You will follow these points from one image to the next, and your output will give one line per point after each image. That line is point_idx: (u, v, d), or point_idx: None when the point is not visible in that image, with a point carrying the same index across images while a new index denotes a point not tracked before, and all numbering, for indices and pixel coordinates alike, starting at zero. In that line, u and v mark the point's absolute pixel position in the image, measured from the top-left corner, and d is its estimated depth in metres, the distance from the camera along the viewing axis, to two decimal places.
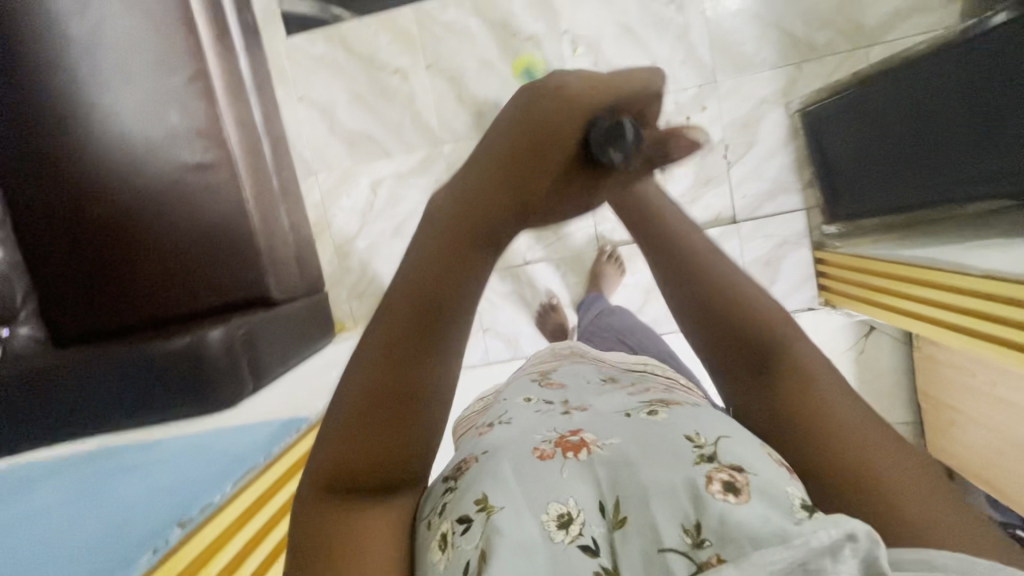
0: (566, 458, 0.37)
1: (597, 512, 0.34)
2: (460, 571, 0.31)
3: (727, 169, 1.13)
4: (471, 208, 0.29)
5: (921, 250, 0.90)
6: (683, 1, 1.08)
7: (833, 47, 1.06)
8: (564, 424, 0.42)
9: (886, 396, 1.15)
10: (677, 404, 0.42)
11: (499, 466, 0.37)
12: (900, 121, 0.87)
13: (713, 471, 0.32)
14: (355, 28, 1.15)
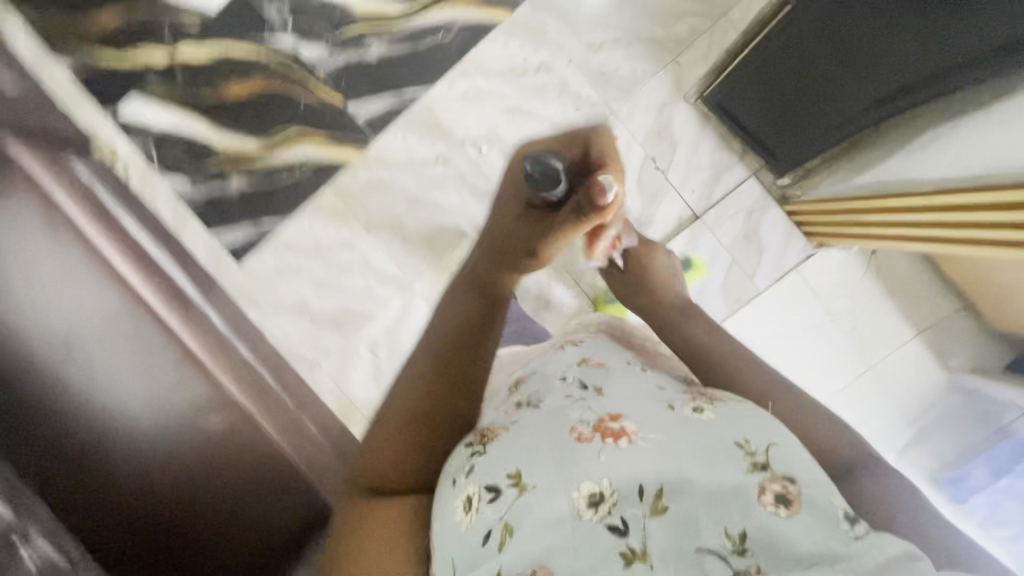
0: (607, 444, 0.48)
1: (634, 496, 0.45)
2: (485, 532, 0.47)
3: (665, 177, 1.15)
4: (499, 248, 0.61)
5: (883, 174, 0.91)
6: (549, 63, 1.14)
7: (698, 30, 1.11)
8: (603, 411, 0.52)
9: (916, 296, 1.16)
10: (721, 401, 0.53)
11: (537, 441, 0.50)
12: (789, 78, 0.91)
13: (766, 483, 0.44)
14: (291, 229, 1.23)
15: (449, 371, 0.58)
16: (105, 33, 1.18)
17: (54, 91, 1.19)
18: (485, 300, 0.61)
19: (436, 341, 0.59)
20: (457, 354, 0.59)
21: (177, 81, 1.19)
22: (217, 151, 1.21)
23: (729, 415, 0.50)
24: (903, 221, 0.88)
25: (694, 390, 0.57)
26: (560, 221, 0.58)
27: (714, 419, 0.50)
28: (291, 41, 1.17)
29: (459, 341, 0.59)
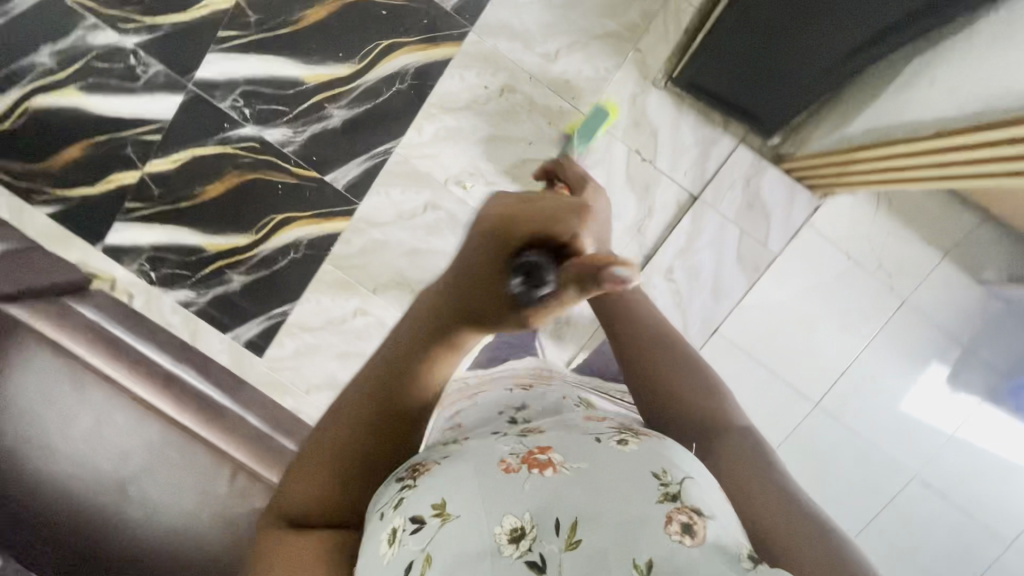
0: (531, 474, 0.41)
1: (553, 529, 0.38)
2: (404, 565, 0.38)
3: (654, 166, 1.13)
4: (444, 311, 0.46)
5: (890, 113, 0.90)
6: (511, 84, 1.12)
7: (649, 14, 1.09)
8: (535, 441, 0.45)
9: (935, 219, 1.14)
10: (645, 432, 0.45)
11: (462, 470, 0.42)
12: (765, 46, 0.89)
13: (674, 512, 0.38)
14: (301, 310, 1.23)
15: (387, 413, 0.47)
16: (74, 168, 1.19)
17: (44, 239, 1.21)
18: (438, 347, 0.47)
19: (378, 384, 0.47)
20: (399, 397, 0.47)
21: (155, 197, 1.20)
22: (211, 254, 1.21)
23: (659, 444, 0.43)
24: (925, 166, 0.84)
25: (626, 423, 0.49)
26: (550, 299, 0.42)
27: (637, 449, 0.43)
28: (254, 129, 1.16)
29: (402, 377, 0.47)
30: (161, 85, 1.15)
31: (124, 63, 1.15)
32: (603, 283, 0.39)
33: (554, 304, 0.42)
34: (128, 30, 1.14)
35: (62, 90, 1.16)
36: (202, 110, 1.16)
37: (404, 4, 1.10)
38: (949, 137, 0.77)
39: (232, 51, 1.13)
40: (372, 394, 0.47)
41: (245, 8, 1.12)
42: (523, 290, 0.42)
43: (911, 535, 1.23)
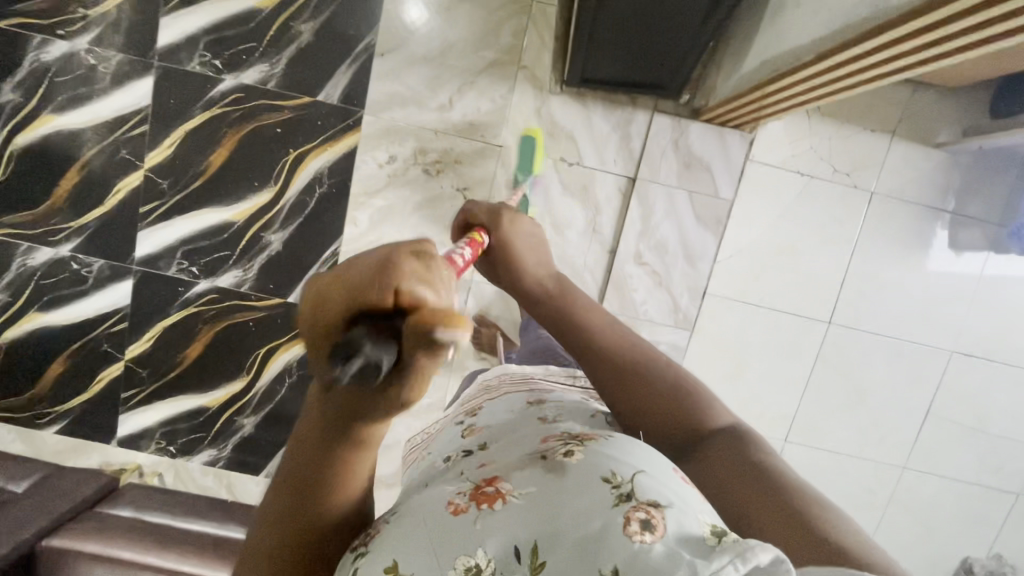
0: (480, 510, 0.39)
1: (515, 560, 0.36)
2: None
3: (582, 165, 1.13)
4: (324, 424, 0.32)
5: (769, 42, 0.87)
6: (421, 146, 1.13)
7: (520, 30, 1.09)
8: (482, 472, 0.43)
9: (869, 106, 1.12)
10: (592, 437, 0.44)
11: (411, 524, 0.39)
12: (629, 25, 0.89)
13: (632, 510, 0.36)
14: None
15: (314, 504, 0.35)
16: (63, 382, 1.23)
17: (64, 455, 1.26)
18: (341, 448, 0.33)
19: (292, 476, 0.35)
20: (321, 505, 0.35)
21: (145, 378, 1.23)
22: (215, 408, 1.24)
23: (606, 445, 0.42)
24: (819, 83, 0.81)
25: (573, 427, 0.47)
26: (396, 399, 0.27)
27: (584, 458, 0.41)
28: (207, 282, 1.18)
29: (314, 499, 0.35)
30: (108, 276, 1.19)
31: (69, 270, 1.18)
32: (440, 345, 0.24)
33: (400, 393, 0.26)
34: (59, 240, 1.17)
35: (22, 317, 1.20)
36: (154, 284, 1.19)
37: (293, 116, 1.12)
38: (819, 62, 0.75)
39: (157, 221, 1.16)
40: (289, 507, 0.35)
41: (153, 176, 1.14)
42: (346, 380, 0.24)
43: (966, 406, 1.22)
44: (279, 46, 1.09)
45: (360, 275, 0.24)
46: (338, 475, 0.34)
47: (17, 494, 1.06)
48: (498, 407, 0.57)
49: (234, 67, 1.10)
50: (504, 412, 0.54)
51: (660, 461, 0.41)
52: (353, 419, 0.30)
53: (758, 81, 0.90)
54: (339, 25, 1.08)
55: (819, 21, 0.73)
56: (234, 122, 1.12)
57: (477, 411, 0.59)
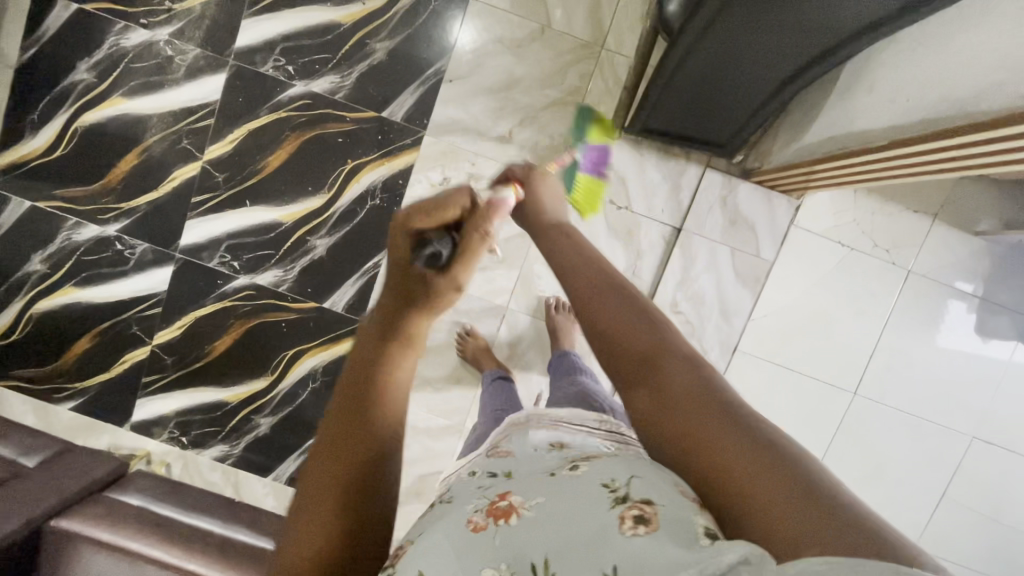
0: (497, 527, 0.41)
1: (528, 573, 0.37)
2: None
3: (631, 210, 1.15)
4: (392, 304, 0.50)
5: (833, 121, 0.90)
6: (475, 171, 1.16)
7: (586, 74, 1.12)
8: (497, 493, 0.45)
9: (914, 187, 1.15)
10: (598, 457, 0.46)
11: (435, 537, 0.42)
12: (702, 87, 0.93)
13: (626, 510, 0.37)
14: None
15: (360, 412, 0.44)
16: (87, 359, 1.23)
17: (74, 433, 1.24)
18: (396, 343, 0.49)
19: (346, 386, 0.46)
20: (371, 395, 0.45)
21: (170, 365, 1.23)
22: (234, 404, 1.24)
23: (609, 462, 0.43)
24: (877, 164, 0.86)
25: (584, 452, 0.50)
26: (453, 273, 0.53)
27: (586, 472, 0.43)
28: (246, 278, 1.19)
29: (367, 390, 0.46)
30: (150, 261, 1.19)
31: (111, 250, 1.19)
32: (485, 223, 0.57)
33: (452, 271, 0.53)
34: (108, 219, 1.18)
35: (58, 290, 1.21)
36: (194, 273, 1.19)
37: (356, 127, 1.14)
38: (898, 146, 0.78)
39: (208, 212, 1.18)
40: (345, 398, 0.45)
41: (211, 169, 1.16)
42: (428, 258, 0.53)
43: (981, 494, 1.22)
44: (352, 61, 1.13)
45: (442, 202, 0.55)
46: (388, 372, 0.47)
47: (30, 467, 1.05)
48: (521, 440, 0.60)
49: (305, 74, 1.13)
50: (525, 448, 0.56)
51: (662, 472, 0.42)
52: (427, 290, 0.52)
53: (816, 158, 0.95)
54: (414, 48, 1.12)
55: (887, 117, 0.79)
56: (298, 127, 1.15)
57: (502, 445, 0.62)
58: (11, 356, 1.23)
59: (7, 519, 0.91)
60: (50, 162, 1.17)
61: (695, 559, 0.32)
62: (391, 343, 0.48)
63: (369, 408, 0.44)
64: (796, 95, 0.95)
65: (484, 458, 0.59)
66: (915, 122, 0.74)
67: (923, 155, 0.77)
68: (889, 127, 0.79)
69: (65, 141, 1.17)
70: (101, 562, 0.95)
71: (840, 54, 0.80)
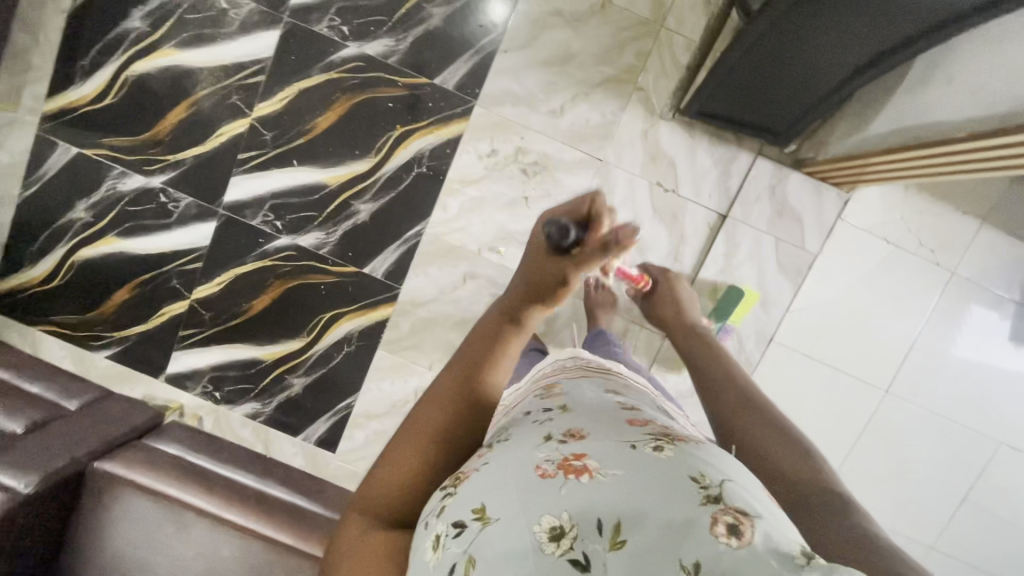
0: (567, 479, 0.42)
1: (595, 531, 0.39)
2: (447, 568, 0.40)
3: (678, 194, 1.15)
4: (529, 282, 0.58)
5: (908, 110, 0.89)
6: (524, 145, 1.15)
7: (644, 52, 1.11)
8: (571, 444, 0.46)
9: (967, 187, 1.13)
10: (684, 440, 0.46)
11: (502, 477, 0.44)
12: (770, 70, 0.92)
13: (719, 513, 0.38)
14: (364, 400, 1.25)
15: (483, 382, 0.53)
16: (126, 309, 1.24)
17: (110, 381, 1.26)
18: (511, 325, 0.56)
19: (474, 351, 0.54)
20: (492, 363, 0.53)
21: (207, 320, 1.24)
22: (268, 363, 1.25)
23: (697, 449, 0.44)
24: (937, 161, 0.87)
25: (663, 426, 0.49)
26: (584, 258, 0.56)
27: (675, 457, 0.43)
28: (288, 239, 1.20)
29: (485, 367, 0.53)
30: (193, 215, 1.20)
31: (155, 202, 1.19)
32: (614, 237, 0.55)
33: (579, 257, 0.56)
34: (153, 170, 1.18)
35: (101, 238, 1.21)
36: (236, 231, 1.20)
37: (407, 93, 1.14)
38: (974, 141, 0.77)
39: (254, 170, 1.17)
40: (469, 367, 0.53)
41: (259, 126, 1.16)
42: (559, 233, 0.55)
43: (1005, 501, 1.22)
44: (407, 24, 1.11)
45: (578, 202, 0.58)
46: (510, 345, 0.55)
47: (71, 410, 1.07)
48: (581, 385, 0.58)
49: (360, 36, 1.12)
50: (587, 392, 0.56)
51: (753, 479, 0.43)
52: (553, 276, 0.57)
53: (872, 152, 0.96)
54: (471, 15, 1.11)
55: (959, 113, 0.80)
56: (349, 90, 1.14)
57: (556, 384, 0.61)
58: (50, 301, 1.24)
59: (55, 456, 0.94)
60: (98, 109, 1.17)
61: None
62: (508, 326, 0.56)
63: (484, 379, 0.52)
64: (864, 87, 0.94)
65: (538, 398, 0.58)
66: (989, 120, 0.75)
67: (986, 157, 0.79)
68: (959, 124, 0.81)
69: (114, 90, 1.16)
70: (141, 508, 0.97)
71: (917, 46, 0.78)
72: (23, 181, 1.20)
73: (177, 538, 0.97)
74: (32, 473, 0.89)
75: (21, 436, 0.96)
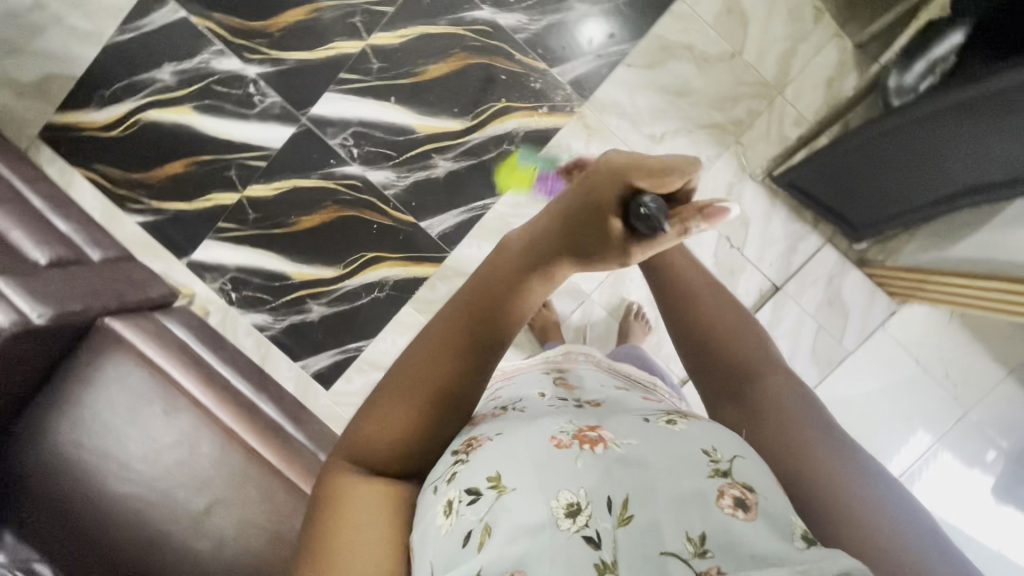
0: (583, 451, 0.43)
1: (605, 507, 0.39)
2: (462, 536, 0.39)
3: (742, 253, 1.17)
4: (562, 233, 0.45)
5: (996, 243, 0.93)
6: None
7: (755, 111, 1.14)
8: (582, 420, 0.47)
9: (1008, 336, 1.17)
10: (693, 416, 0.48)
11: (519, 440, 0.44)
12: (876, 169, 0.95)
13: (726, 487, 0.39)
14: (376, 348, 1.23)
15: (471, 351, 0.47)
16: (175, 183, 1.21)
17: (132, 247, 1.23)
18: (535, 276, 0.46)
19: (471, 300, 0.47)
20: (490, 327, 0.47)
21: (250, 220, 1.21)
22: (294, 281, 1.22)
23: (708, 426, 0.45)
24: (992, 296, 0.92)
25: (673, 410, 0.52)
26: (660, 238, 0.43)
27: (687, 429, 0.44)
28: (359, 169, 1.19)
29: (484, 324, 0.47)
30: (275, 115, 1.18)
31: (243, 90, 1.18)
32: (707, 217, 0.43)
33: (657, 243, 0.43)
34: (252, 60, 1.17)
35: (176, 107, 1.19)
36: (312, 144, 1.19)
37: (522, 72, 1.15)
38: None
39: (350, 93, 1.17)
40: (462, 319, 0.47)
41: (371, 53, 1.16)
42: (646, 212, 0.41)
43: None
44: (546, 8, 1.13)
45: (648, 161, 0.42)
46: (517, 310, 0.47)
47: (93, 261, 1.03)
48: (593, 374, 0.62)
49: (497, 3, 1.13)
50: (596, 379, 0.60)
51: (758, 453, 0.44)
52: (588, 237, 0.44)
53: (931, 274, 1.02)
54: (608, 21, 1.13)
55: None
56: (469, 49, 1.15)
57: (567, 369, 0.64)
58: (102, 150, 1.21)
59: (73, 298, 0.91)
60: None
61: (791, 552, 0.35)
62: (530, 274, 0.46)
63: (470, 346, 0.47)
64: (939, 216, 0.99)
65: (551, 378, 0.60)
66: None
67: None
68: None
69: None
70: (136, 379, 0.94)
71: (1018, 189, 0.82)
72: (120, 25, 1.17)
73: (160, 420, 0.93)
74: (50, 306, 0.85)
75: (43, 267, 0.92)
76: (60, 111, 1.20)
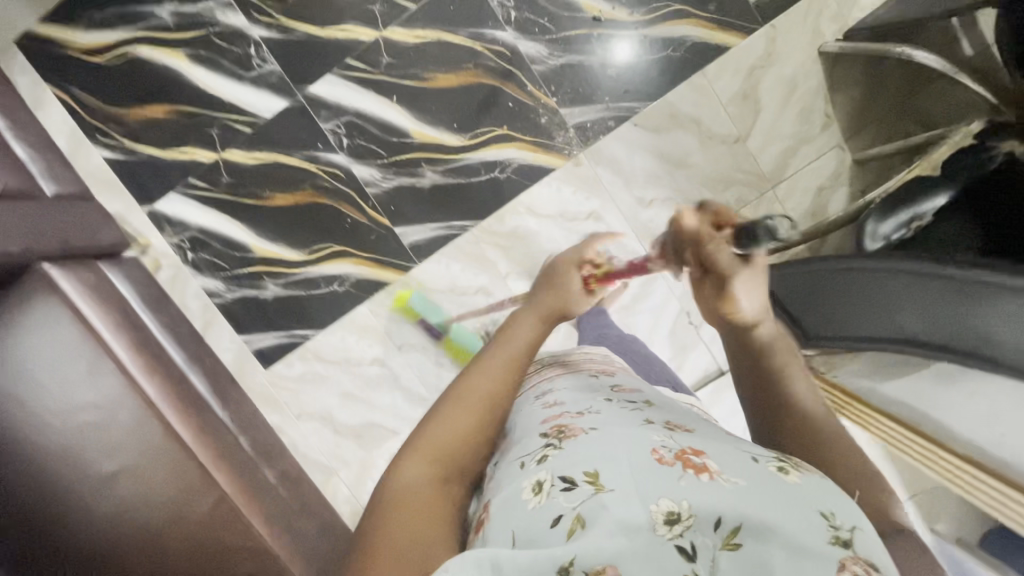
0: (685, 472, 0.46)
1: (711, 526, 0.42)
2: (551, 514, 0.45)
3: (697, 331, 1.20)
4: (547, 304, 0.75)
5: None
6: (598, 211, 1.17)
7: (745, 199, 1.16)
8: (684, 442, 0.51)
9: None
10: (805, 467, 0.49)
11: (619, 447, 0.49)
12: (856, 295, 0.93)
13: (849, 559, 0.40)
14: (323, 340, 1.22)
15: (498, 360, 0.64)
16: (153, 126, 1.16)
17: (93, 182, 1.17)
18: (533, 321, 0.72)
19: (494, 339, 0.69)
20: (502, 344, 0.67)
21: (222, 183, 1.17)
22: (254, 255, 1.19)
23: (823, 481, 0.46)
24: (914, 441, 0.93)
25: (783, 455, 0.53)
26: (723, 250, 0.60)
27: (803, 482, 0.46)
28: (344, 159, 1.16)
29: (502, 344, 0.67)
30: (270, 84, 1.14)
31: (242, 49, 1.13)
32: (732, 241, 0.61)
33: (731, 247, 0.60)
34: (258, 21, 1.11)
35: (169, 49, 1.13)
36: (302, 122, 1.15)
37: (530, 104, 1.13)
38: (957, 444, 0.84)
39: (353, 81, 1.13)
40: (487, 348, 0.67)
41: (382, 47, 1.12)
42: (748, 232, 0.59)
43: None
44: (568, 47, 1.11)
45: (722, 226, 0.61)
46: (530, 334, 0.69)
47: (43, 195, 0.99)
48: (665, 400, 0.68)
49: (521, 29, 1.11)
50: (670, 403, 0.67)
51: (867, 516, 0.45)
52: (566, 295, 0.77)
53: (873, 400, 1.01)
54: (626, 76, 1.12)
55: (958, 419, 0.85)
56: (481, 68, 1.12)
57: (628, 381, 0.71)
58: (81, 74, 1.14)
59: (11, 239, 0.88)
60: None
61: None
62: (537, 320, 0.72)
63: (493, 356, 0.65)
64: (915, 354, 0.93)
65: (607, 386, 0.67)
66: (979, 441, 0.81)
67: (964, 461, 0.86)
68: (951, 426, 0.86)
69: None
70: (64, 330, 0.91)
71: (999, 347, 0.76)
72: None
73: (82, 378, 0.90)
74: None
75: None
76: (44, 22, 1.13)
